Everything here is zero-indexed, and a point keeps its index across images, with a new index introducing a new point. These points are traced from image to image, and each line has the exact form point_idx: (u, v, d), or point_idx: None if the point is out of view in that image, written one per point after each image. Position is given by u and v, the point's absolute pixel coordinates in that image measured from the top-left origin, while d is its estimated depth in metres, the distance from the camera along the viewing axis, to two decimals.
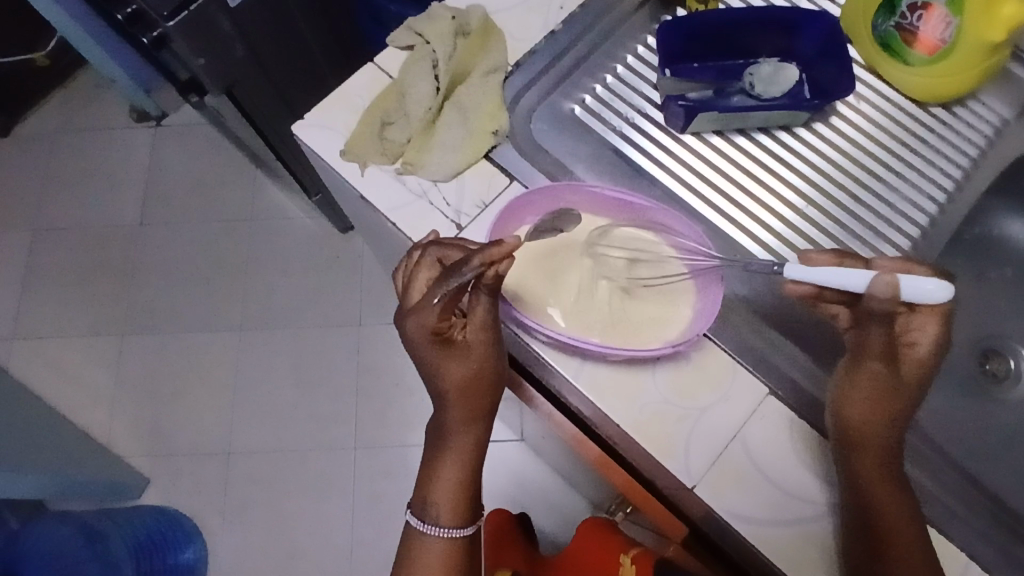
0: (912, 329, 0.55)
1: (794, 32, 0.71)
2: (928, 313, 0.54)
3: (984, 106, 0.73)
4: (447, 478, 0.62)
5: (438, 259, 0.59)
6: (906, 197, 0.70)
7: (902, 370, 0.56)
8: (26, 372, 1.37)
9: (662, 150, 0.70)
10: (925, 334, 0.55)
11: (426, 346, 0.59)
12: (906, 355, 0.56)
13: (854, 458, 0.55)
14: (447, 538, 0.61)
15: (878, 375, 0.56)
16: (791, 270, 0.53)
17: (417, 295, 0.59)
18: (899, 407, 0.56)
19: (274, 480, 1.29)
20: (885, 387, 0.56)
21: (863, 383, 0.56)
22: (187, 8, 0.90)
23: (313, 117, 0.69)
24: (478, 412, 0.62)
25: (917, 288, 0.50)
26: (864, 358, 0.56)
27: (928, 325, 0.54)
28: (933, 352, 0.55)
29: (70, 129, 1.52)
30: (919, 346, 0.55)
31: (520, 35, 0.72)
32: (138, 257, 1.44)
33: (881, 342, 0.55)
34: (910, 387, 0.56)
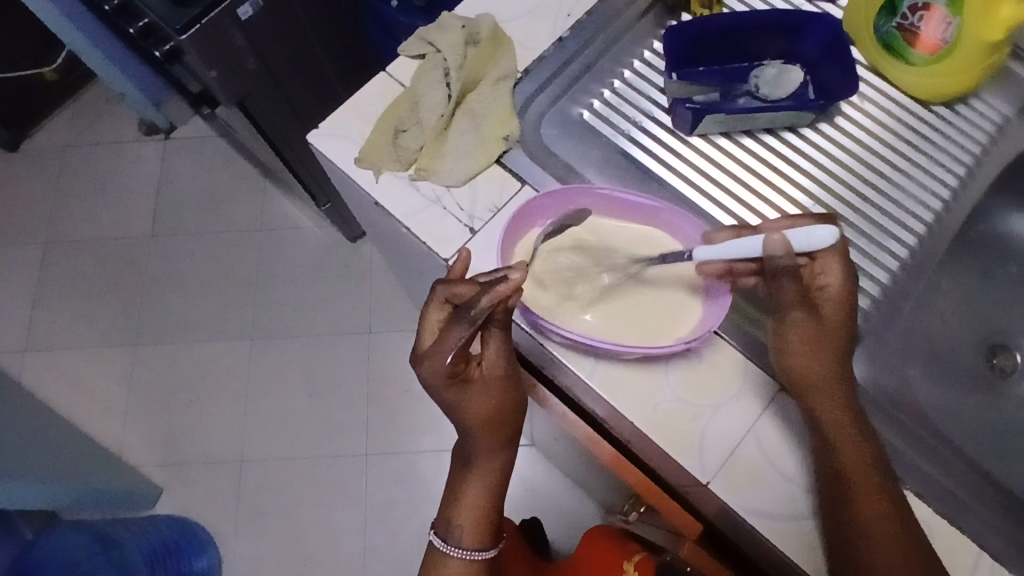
0: (819, 273, 0.61)
1: (798, 35, 0.72)
2: (829, 254, 0.60)
3: (986, 104, 0.74)
4: (472, 502, 0.64)
5: (447, 299, 0.60)
6: (911, 193, 0.71)
7: (824, 313, 0.60)
8: (40, 384, 1.38)
9: (670, 152, 0.71)
10: (832, 273, 0.60)
11: (444, 387, 0.60)
12: (821, 297, 0.61)
13: (808, 404, 0.58)
14: (470, 561, 0.64)
15: (806, 321, 0.60)
16: (699, 253, 0.60)
17: (430, 337, 0.61)
18: (836, 348, 0.60)
19: (287, 488, 1.30)
20: (816, 334, 0.60)
21: (798, 332, 0.60)
22: (199, 21, 0.92)
23: (328, 125, 0.71)
24: (504, 439, 0.63)
25: (804, 237, 0.57)
26: (786, 310, 0.61)
27: (831, 265, 0.60)
28: (846, 288, 0.60)
29: (80, 143, 1.54)
30: (832, 288, 0.60)
31: (529, 43, 0.73)
32: (149, 269, 1.46)
33: (796, 291, 0.60)
34: (840, 327, 0.60)
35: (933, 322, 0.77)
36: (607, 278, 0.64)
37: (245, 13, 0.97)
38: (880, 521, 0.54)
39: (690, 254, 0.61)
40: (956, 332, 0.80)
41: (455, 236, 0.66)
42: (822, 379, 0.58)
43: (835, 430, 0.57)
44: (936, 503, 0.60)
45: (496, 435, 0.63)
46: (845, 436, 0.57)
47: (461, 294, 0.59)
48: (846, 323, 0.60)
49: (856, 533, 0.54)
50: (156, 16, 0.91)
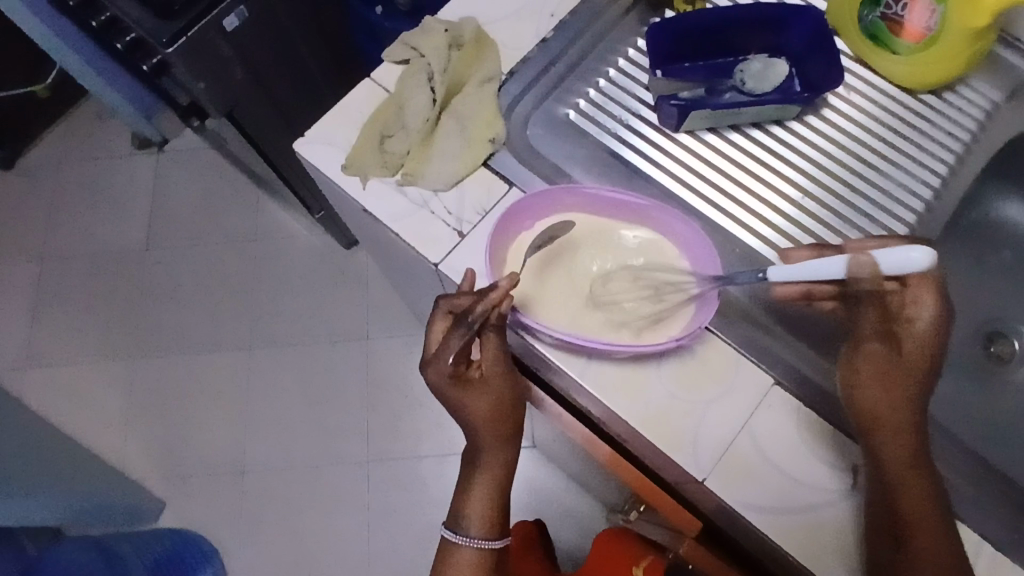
0: (909, 303, 0.57)
1: (782, 29, 0.72)
2: (920, 282, 0.56)
3: (974, 90, 0.74)
4: (479, 493, 0.63)
5: (448, 310, 0.61)
6: (901, 183, 0.71)
7: (906, 348, 0.56)
8: (41, 401, 1.38)
9: (658, 150, 0.71)
10: (922, 306, 0.56)
11: (447, 389, 0.61)
12: (904, 331, 0.57)
13: (875, 439, 0.55)
14: (479, 549, 0.62)
15: (880, 356, 0.56)
16: (776, 272, 0.57)
17: (433, 345, 0.61)
18: (911, 389, 0.55)
19: (290, 497, 1.30)
20: (891, 367, 0.56)
21: (876, 362, 0.56)
22: (186, 32, 0.93)
23: (313, 133, 0.71)
24: (507, 433, 0.62)
25: (895, 259, 0.53)
26: (863, 338, 0.58)
27: (923, 296, 0.56)
28: (936, 327, 0.56)
29: (73, 159, 1.55)
30: (919, 321, 0.56)
31: (513, 44, 0.73)
32: (146, 283, 1.46)
33: (878, 318, 0.58)
34: (920, 368, 0.56)
35: None
36: (661, 304, 0.62)
37: (231, 23, 0.98)
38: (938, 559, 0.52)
39: (764, 273, 0.58)
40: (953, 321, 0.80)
41: (444, 239, 0.66)
42: (892, 415, 0.55)
43: (902, 468, 0.54)
44: None
45: (501, 431, 0.62)
46: (911, 474, 0.54)
47: (462, 303, 0.60)
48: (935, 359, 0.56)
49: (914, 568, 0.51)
50: (142, 30, 0.92)
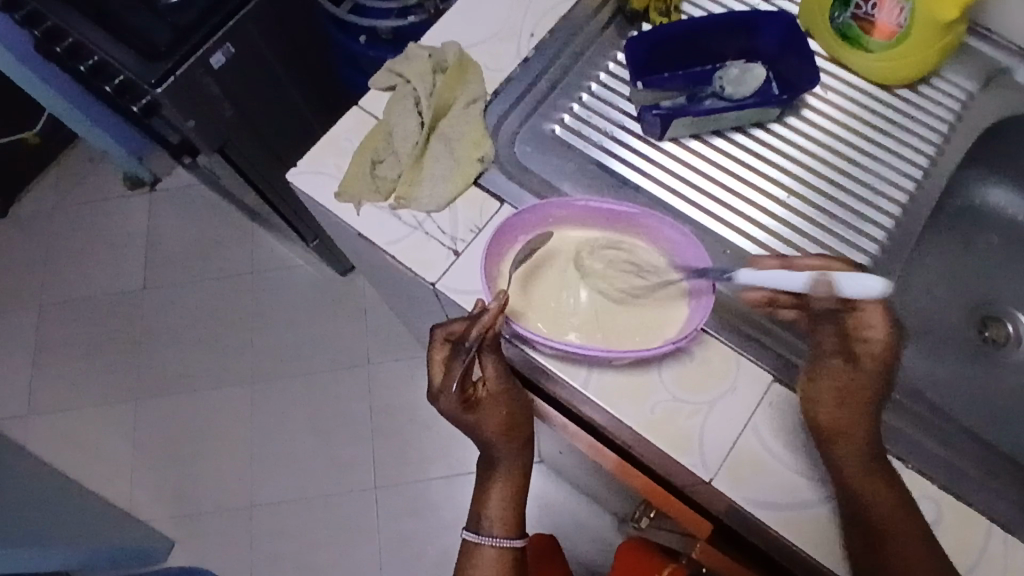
0: (864, 325, 0.58)
1: (756, 34, 0.74)
2: (874, 308, 0.57)
3: (948, 81, 0.76)
4: (496, 497, 0.64)
5: (447, 338, 0.61)
6: (882, 176, 0.72)
7: (865, 365, 0.58)
8: (45, 447, 1.38)
9: (645, 159, 0.72)
10: (877, 326, 0.58)
11: (458, 414, 0.61)
12: (864, 351, 0.58)
13: (827, 452, 0.57)
14: (501, 548, 0.64)
15: (842, 371, 0.58)
16: (742, 275, 0.58)
17: (437, 374, 0.61)
18: (866, 404, 0.57)
19: (300, 529, 1.30)
20: (853, 383, 0.57)
21: (844, 378, 0.57)
22: (173, 74, 0.96)
23: (305, 164, 0.72)
24: (521, 440, 0.64)
25: (853, 283, 0.53)
26: (826, 353, 0.59)
27: (874, 317, 0.58)
28: (887, 344, 0.58)
29: (67, 205, 1.56)
30: (874, 342, 0.58)
31: (494, 65, 0.75)
32: (145, 323, 1.46)
33: (838, 337, 0.59)
34: (874, 381, 0.57)
35: (918, 300, 0.79)
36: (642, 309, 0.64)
37: (217, 61, 1.00)
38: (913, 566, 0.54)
39: (730, 273, 0.59)
40: (946, 309, 0.81)
41: (440, 259, 0.67)
42: (848, 429, 0.57)
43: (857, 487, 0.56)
44: (939, 480, 0.60)
45: (513, 440, 0.63)
46: (872, 486, 0.56)
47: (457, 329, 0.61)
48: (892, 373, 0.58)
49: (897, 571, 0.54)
50: (132, 74, 0.94)
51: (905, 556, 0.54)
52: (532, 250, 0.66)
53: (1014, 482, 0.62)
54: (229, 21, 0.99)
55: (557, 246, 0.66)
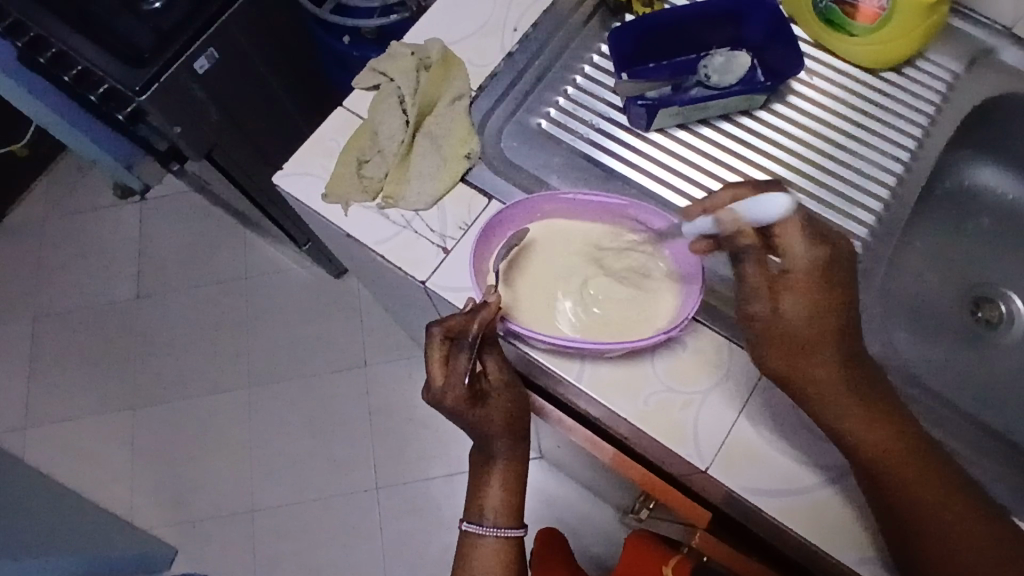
0: (782, 251, 0.55)
1: (740, 22, 0.74)
2: (785, 229, 0.55)
3: (933, 63, 0.76)
4: (498, 489, 0.65)
5: (446, 335, 0.60)
6: (870, 160, 0.72)
7: (788, 303, 0.55)
8: (43, 459, 1.38)
9: (632, 150, 0.72)
10: (794, 249, 0.55)
11: (463, 411, 0.61)
12: (787, 282, 0.55)
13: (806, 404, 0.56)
14: (504, 538, 0.65)
15: (765, 317, 0.55)
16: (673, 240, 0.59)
17: (438, 373, 0.60)
18: (811, 346, 0.54)
19: (301, 531, 1.30)
20: (778, 328, 0.55)
21: (778, 323, 0.55)
22: (158, 80, 0.95)
23: (292, 166, 0.71)
24: (520, 432, 0.64)
25: (756, 206, 0.54)
26: (747, 302, 0.56)
27: (791, 241, 0.55)
28: (809, 264, 0.55)
29: (57, 216, 1.55)
30: (797, 267, 0.55)
31: (478, 61, 0.74)
32: (140, 332, 1.46)
33: (761, 272, 0.56)
34: (811, 318, 0.54)
35: (909, 283, 0.80)
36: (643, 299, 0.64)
37: (202, 66, 1.00)
38: (941, 523, 0.53)
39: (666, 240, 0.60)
40: (938, 291, 0.81)
41: (429, 257, 0.66)
42: (808, 380, 0.55)
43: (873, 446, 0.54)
44: None
45: (513, 432, 0.64)
46: (866, 426, 0.54)
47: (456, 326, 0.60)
48: (838, 289, 0.55)
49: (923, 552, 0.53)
50: (115, 81, 0.94)
51: (927, 502, 0.53)
52: (512, 247, 0.66)
53: (1009, 461, 0.62)
54: (211, 26, 0.98)
55: (539, 241, 0.66)
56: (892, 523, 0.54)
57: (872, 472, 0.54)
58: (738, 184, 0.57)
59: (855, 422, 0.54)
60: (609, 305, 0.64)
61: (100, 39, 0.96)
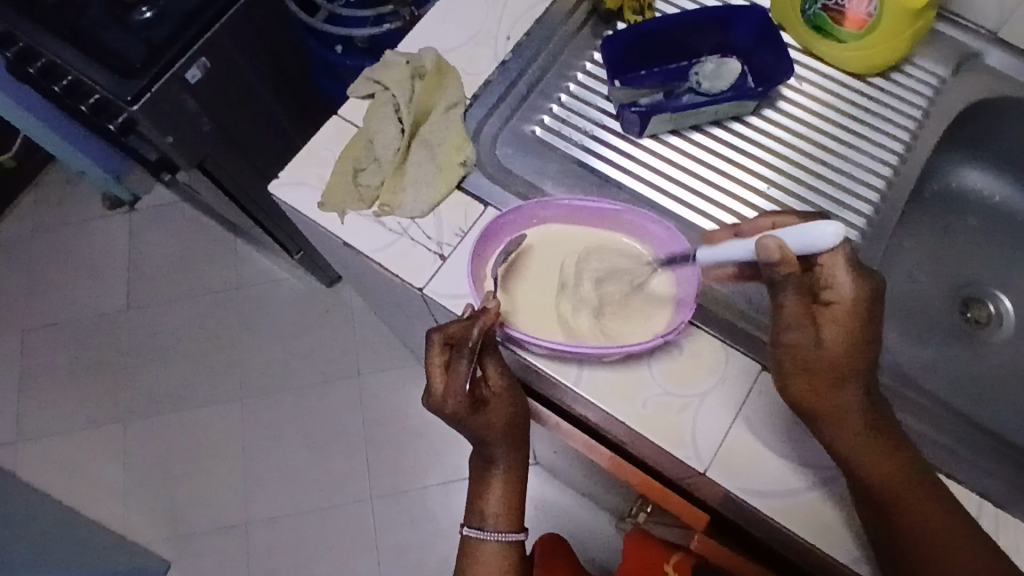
0: (827, 284, 0.56)
1: (729, 29, 0.75)
2: (834, 262, 0.55)
3: (919, 67, 0.77)
4: (498, 494, 0.65)
5: (445, 342, 0.60)
6: (860, 164, 0.73)
7: (830, 333, 0.54)
8: (34, 474, 1.36)
9: (626, 156, 0.73)
10: (841, 283, 0.55)
11: (463, 417, 0.61)
12: (827, 313, 0.55)
13: (825, 431, 0.55)
14: (504, 543, 0.65)
15: (802, 345, 0.54)
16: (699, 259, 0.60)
17: (437, 380, 0.61)
18: (843, 375, 0.54)
19: (296, 542, 1.29)
20: (815, 356, 0.54)
21: (818, 352, 0.54)
22: (149, 90, 0.95)
23: (287, 175, 0.71)
24: (519, 436, 0.65)
25: (802, 239, 0.53)
26: (784, 329, 0.55)
27: (839, 275, 0.55)
28: (852, 299, 0.55)
29: (46, 228, 1.54)
30: (839, 300, 0.55)
31: (472, 69, 0.75)
32: (131, 344, 1.45)
33: (805, 302, 0.54)
34: (847, 349, 0.54)
35: (900, 284, 0.81)
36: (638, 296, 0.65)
37: (193, 76, 1.00)
38: (951, 561, 0.53)
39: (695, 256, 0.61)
40: (929, 292, 0.82)
41: (426, 264, 0.67)
42: (835, 406, 0.55)
43: (883, 474, 0.55)
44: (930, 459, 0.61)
45: (513, 437, 0.64)
46: (885, 458, 0.55)
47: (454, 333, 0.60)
48: (875, 325, 0.55)
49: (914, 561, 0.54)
50: (106, 92, 0.94)
51: (937, 535, 0.54)
52: (508, 253, 0.66)
53: (1001, 458, 0.63)
54: (202, 35, 0.99)
55: (534, 247, 0.67)
56: (892, 555, 0.54)
57: (888, 503, 0.54)
58: (782, 214, 0.59)
59: (874, 454, 0.55)
60: (608, 304, 0.65)
61: (90, 50, 0.96)
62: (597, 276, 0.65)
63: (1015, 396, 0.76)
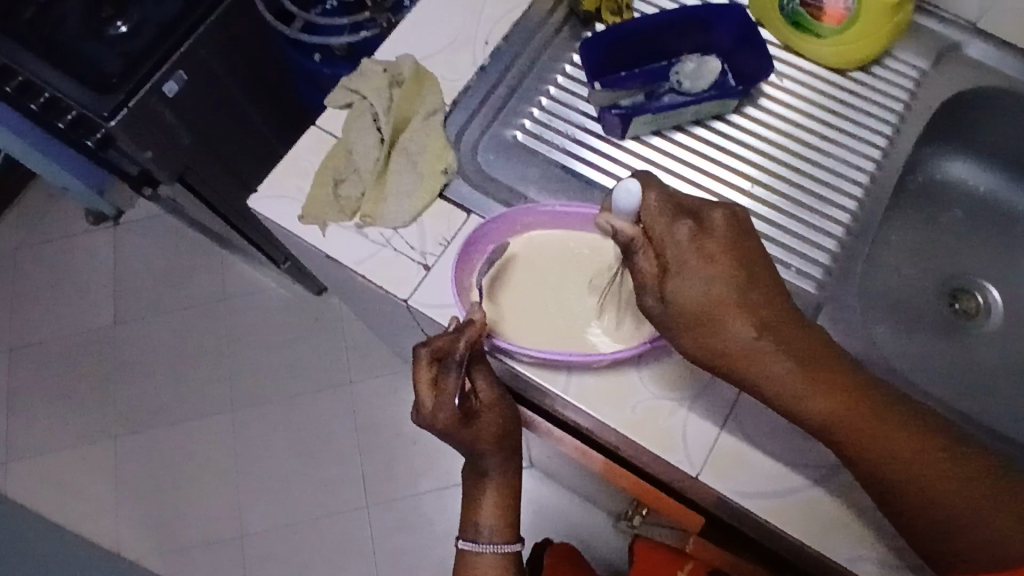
0: (659, 235, 0.54)
1: (708, 27, 0.74)
2: (648, 212, 0.54)
3: (900, 61, 0.77)
4: (493, 504, 0.65)
5: (432, 357, 0.59)
6: (843, 159, 0.73)
7: (680, 286, 0.53)
8: (24, 493, 1.35)
9: (608, 159, 0.72)
10: (665, 232, 0.54)
11: (455, 431, 0.60)
12: (674, 263, 0.53)
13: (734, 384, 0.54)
14: (501, 554, 0.65)
15: (664, 308, 0.54)
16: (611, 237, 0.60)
17: (427, 395, 0.60)
18: (713, 324, 0.52)
19: (292, 555, 1.28)
20: (681, 313, 0.53)
21: (679, 308, 0.53)
22: (126, 105, 0.95)
23: (267, 188, 0.70)
24: (511, 446, 0.64)
25: (625, 199, 0.54)
26: (643, 298, 0.54)
27: (661, 224, 0.54)
28: (685, 240, 0.53)
29: (29, 245, 1.53)
30: (677, 246, 0.53)
31: (450, 75, 0.74)
32: (118, 359, 1.43)
33: (651, 266, 0.54)
34: (707, 293, 0.52)
35: (888, 277, 0.81)
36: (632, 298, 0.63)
37: (171, 88, 0.99)
38: (942, 484, 0.51)
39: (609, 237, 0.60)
40: (917, 284, 0.82)
41: (410, 275, 0.66)
42: (724, 358, 0.53)
43: (828, 409, 0.52)
44: None
45: (504, 448, 0.64)
46: (804, 388, 0.52)
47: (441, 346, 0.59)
48: (732, 259, 0.53)
49: (907, 488, 0.51)
50: (83, 108, 0.93)
51: (901, 448, 0.51)
52: (493, 260, 0.66)
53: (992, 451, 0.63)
54: (179, 48, 0.98)
55: (519, 254, 0.66)
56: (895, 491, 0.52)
57: (846, 438, 0.52)
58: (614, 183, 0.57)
59: (797, 393, 0.52)
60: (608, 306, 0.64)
61: (64, 67, 0.95)
62: (548, 293, 0.65)
63: (1005, 387, 0.76)
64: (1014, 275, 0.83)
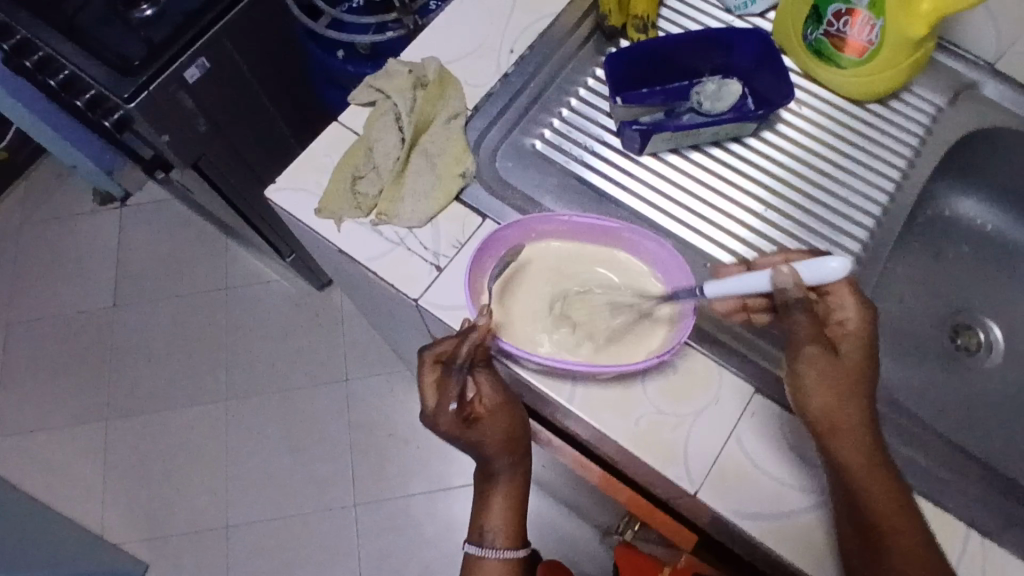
0: (835, 307, 0.56)
1: (730, 50, 0.75)
2: (841, 288, 0.56)
3: (917, 96, 0.78)
4: (497, 509, 0.64)
5: (436, 359, 0.60)
6: (856, 190, 0.74)
7: (842, 349, 0.55)
8: (12, 470, 1.34)
9: (624, 173, 0.73)
10: (849, 308, 0.56)
11: (458, 433, 0.61)
12: (839, 334, 0.56)
13: (831, 447, 0.54)
14: (505, 560, 0.64)
15: (820, 358, 0.54)
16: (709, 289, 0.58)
17: (431, 397, 0.61)
18: (851, 387, 0.54)
19: (277, 548, 1.28)
20: (831, 371, 0.54)
21: (835, 366, 0.54)
22: (147, 87, 0.94)
23: (285, 180, 0.71)
24: (519, 451, 0.64)
25: (816, 270, 0.54)
26: (801, 346, 0.55)
27: (844, 299, 0.56)
28: (862, 322, 0.55)
29: (34, 221, 1.53)
30: (852, 322, 0.56)
31: (473, 81, 0.75)
32: (116, 341, 1.43)
33: (811, 324, 0.55)
34: (854, 366, 0.54)
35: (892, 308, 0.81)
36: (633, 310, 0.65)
37: (191, 75, 0.99)
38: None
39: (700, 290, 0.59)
40: (920, 317, 0.83)
41: (422, 275, 0.66)
42: (840, 418, 0.54)
43: (882, 503, 0.52)
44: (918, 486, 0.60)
45: (510, 453, 0.63)
46: (876, 475, 0.53)
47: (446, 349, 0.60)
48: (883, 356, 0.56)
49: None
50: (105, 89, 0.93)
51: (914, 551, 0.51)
52: (506, 264, 0.67)
53: (988, 487, 0.63)
54: (202, 35, 0.98)
55: (532, 262, 0.67)
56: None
57: (874, 522, 0.52)
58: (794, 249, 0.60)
59: (872, 475, 0.53)
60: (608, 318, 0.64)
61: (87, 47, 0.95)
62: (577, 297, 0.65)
63: (1002, 425, 0.76)
64: (1016, 315, 0.84)
